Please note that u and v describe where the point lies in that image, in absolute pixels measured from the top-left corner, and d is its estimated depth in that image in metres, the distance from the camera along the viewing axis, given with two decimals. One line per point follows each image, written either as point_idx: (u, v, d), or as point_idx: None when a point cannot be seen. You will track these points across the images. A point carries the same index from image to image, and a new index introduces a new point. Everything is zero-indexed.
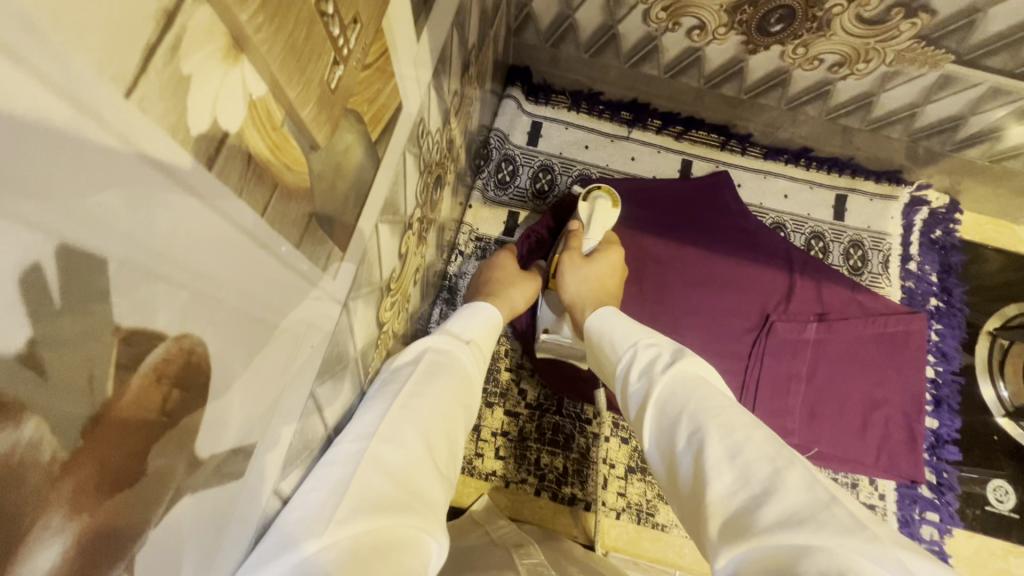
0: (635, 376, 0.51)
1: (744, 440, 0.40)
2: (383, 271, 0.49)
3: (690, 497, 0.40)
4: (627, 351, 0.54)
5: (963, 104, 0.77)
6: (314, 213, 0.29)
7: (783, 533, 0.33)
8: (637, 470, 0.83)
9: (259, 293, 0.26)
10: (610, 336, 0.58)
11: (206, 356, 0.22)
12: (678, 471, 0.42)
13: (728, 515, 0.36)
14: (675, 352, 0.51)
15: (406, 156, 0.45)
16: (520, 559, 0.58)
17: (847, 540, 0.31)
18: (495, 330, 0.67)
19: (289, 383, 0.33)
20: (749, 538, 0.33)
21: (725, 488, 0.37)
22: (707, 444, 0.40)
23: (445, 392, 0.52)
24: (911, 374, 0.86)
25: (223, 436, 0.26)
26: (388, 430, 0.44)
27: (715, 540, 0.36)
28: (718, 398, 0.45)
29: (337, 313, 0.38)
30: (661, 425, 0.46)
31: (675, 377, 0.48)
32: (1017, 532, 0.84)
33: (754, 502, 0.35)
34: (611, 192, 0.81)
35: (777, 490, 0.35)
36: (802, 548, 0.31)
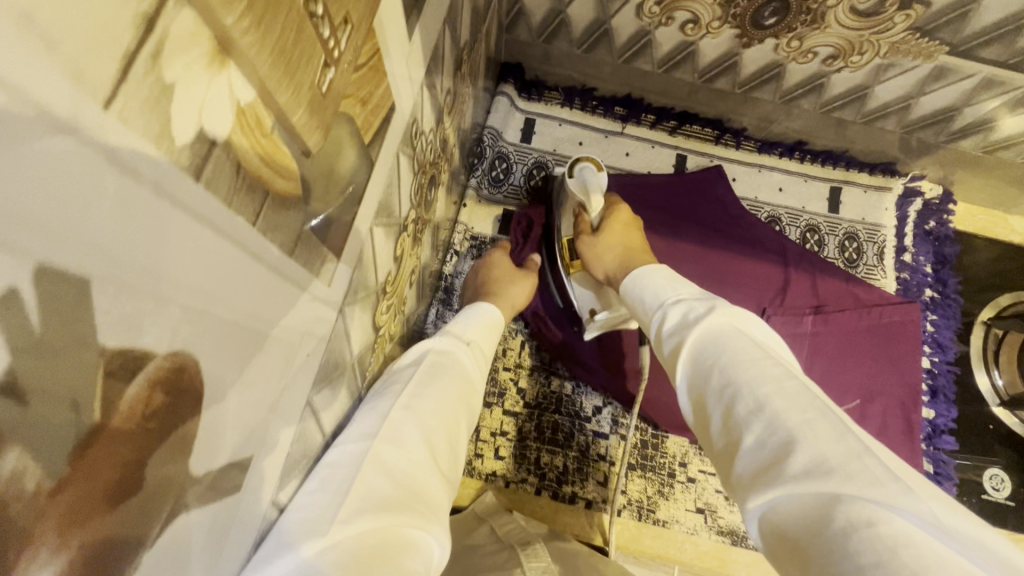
0: (665, 335, 0.49)
1: (777, 391, 0.38)
2: (379, 275, 0.48)
3: (722, 446, 0.40)
4: (655, 308, 0.52)
5: (956, 95, 0.77)
6: (307, 220, 0.29)
7: (813, 485, 0.32)
8: (637, 467, 0.83)
9: (250, 302, 0.25)
10: (640, 291, 0.55)
11: (197, 371, 0.22)
12: (709, 422, 0.42)
13: (757, 468, 0.36)
14: (709, 304, 0.47)
15: (399, 158, 0.44)
16: (527, 561, 0.57)
17: (879, 492, 0.31)
18: (497, 331, 0.67)
19: (284, 392, 0.32)
20: (778, 489, 0.34)
21: (754, 441, 0.37)
22: (737, 398, 0.40)
23: (447, 393, 0.51)
24: (907, 364, 0.87)
25: (218, 451, 0.26)
26: (390, 431, 0.44)
27: (745, 492, 0.36)
28: (751, 347, 0.42)
29: (333, 319, 0.38)
30: (691, 374, 0.45)
31: (705, 328, 0.45)
32: (1013, 519, 0.85)
33: (782, 453, 0.35)
34: (593, 159, 0.76)
35: (806, 442, 0.34)
36: (832, 501, 0.31)
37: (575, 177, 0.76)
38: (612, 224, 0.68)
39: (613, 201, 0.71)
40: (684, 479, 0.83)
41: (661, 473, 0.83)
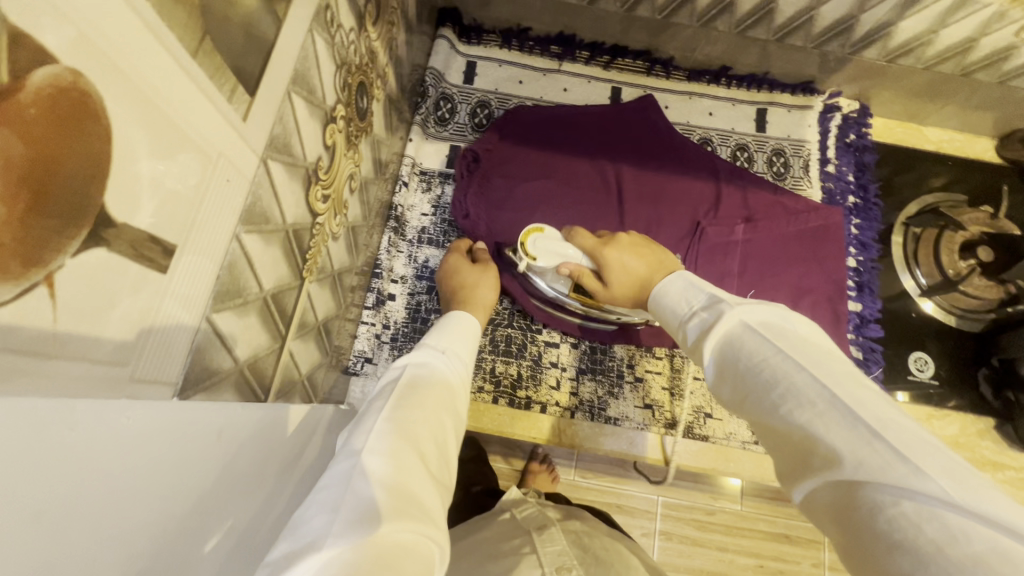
0: (689, 339, 0.52)
1: (786, 387, 0.39)
2: (308, 154, 0.52)
3: (758, 431, 0.42)
4: (682, 315, 0.54)
5: (851, 3, 0.83)
6: (207, 32, 0.33)
7: (835, 474, 0.34)
8: (587, 371, 0.89)
9: (158, 80, 0.30)
10: (665, 303, 0.57)
11: (105, 111, 0.27)
12: (737, 411, 0.44)
13: (791, 462, 0.38)
14: (717, 310, 0.49)
15: (313, 36, 0.49)
16: (542, 547, 0.67)
17: (898, 471, 0.32)
18: (472, 338, 0.70)
19: (203, 204, 0.36)
20: (807, 478, 0.36)
21: (781, 436, 0.39)
22: (755, 397, 0.42)
23: (429, 404, 0.53)
24: (833, 263, 0.94)
25: (140, 211, 0.30)
26: (379, 445, 0.44)
27: (786, 478, 0.39)
28: (761, 343, 0.43)
29: (255, 165, 0.43)
30: (716, 372, 0.46)
31: (721, 334, 0.47)
32: (938, 396, 0.92)
33: (806, 445, 0.37)
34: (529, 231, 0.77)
35: (821, 433, 0.36)
36: (853, 486, 0.33)
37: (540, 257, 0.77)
38: (615, 267, 0.70)
39: (596, 249, 0.73)
40: (632, 379, 0.89)
41: (610, 375, 0.89)
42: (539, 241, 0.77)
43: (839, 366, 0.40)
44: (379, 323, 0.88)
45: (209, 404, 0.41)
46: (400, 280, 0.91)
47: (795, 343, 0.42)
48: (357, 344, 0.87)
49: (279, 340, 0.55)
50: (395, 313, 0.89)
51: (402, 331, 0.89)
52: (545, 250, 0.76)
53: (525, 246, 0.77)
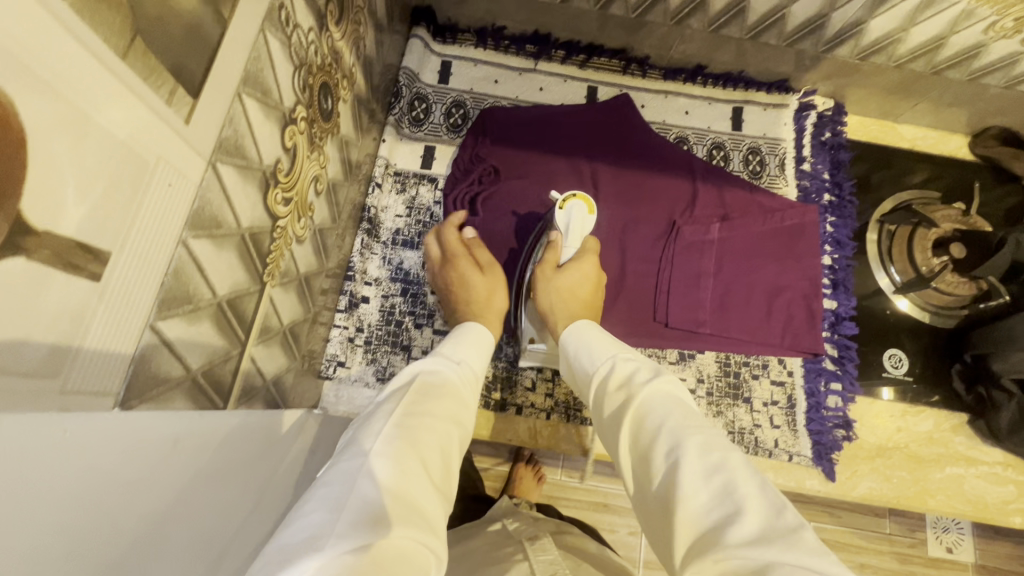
0: (609, 394, 0.58)
1: (719, 463, 0.45)
2: (264, 156, 0.51)
3: (665, 506, 0.45)
4: (603, 364, 0.61)
5: (821, 1, 0.83)
6: (138, 31, 0.32)
7: (752, 548, 0.38)
8: (562, 372, 0.88)
9: (79, 80, 0.29)
10: (587, 355, 0.64)
11: (17, 113, 0.25)
12: (653, 490, 0.48)
13: (705, 529, 0.41)
14: (654, 372, 0.58)
15: (266, 36, 0.48)
16: (536, 556, 0.69)
17: (805, 546, 0.37)
18: (485, 348, 0.69)
19: (141, 210, 0.36)
20: (717, 548, 0.39)
21: (702, 506, 0.43)
22: (681, 463, 0.46)
23: (438, 412, 0.52)
24: (808, 261, 0.94)
25: (63, 217, 0.29)
26: (388, 449, 0.44)
27: (683, 549, 0.42)
28: (697, 423, 0.50)
29: (202, 168, 0.42)
30: (639, 447, 0.51)
31: (651, 402, 0.54)
32: (912, 392, 0.93)
33: (726, 520, 0.41)
34: (587, 198, 0.82)
35: (746, 512, 0.41)
36: (766, 562, 0.37)
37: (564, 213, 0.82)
38: (570, 274, 0.77)
39: (585, 249, 0.80)
40: None
41: None
42: (572, 208, 0.81)
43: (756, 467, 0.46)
44: (352, 326, 0.87)
45: (154, 414, 0.40)
46: (374, 283, 0.90)
47: (722, 435, 0.49)
48: (329, 347, 0.86)
49: (239, 346, 0.54)
50: (369, 317, 0.88)
51: (376, 334, 0.88)
52: (570, 213, 0.81)
53: (568, 198, 0.82)
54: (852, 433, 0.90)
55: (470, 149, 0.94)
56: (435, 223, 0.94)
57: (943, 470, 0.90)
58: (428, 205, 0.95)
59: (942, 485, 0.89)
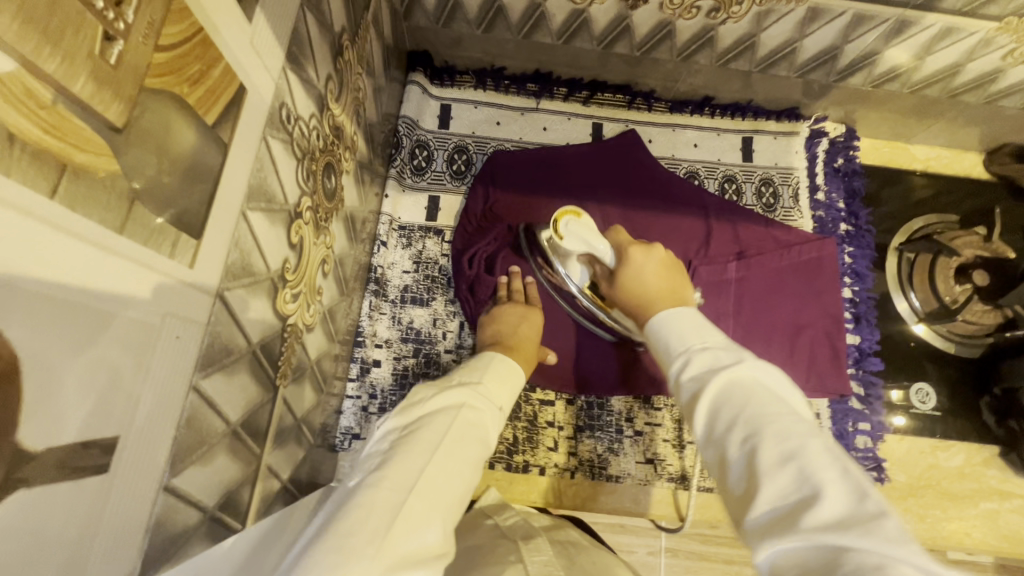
0: (684, 381, 0.47)
1: (802, 447, 0.37)
2: (271, 261, 0.48)
3: (738, 488, 0.38)
4: (680, 352, 0.50)
5: (835, 34, 0.80)
6: (138, 195, 0.29)
7: (826, 535, 0.31)
8: (585, 428, 0.85)
9: (76, 275, 0.26)
10: (664, 338, 0.53)
11: (4, 344, 0.22)
12: (728, 476, 0.40)
13: (772, 517, 0.34)
14: (734, 355, 0.46)
15: (268, 140, 0.44)
16: (530, 556, 0.56)
17: (884, 535, 0.30)
18: (514, 379, 0.64)
19: (149, 376, 0.32)
20: (790, 534, 0.32)
21: (777, 491, 0.35)
22: (759, 448, 0.38)
23: (464, 448, 0.49)
24: (830, 297, 0.91)
25: (65, 426, 0.26)
26: (424, 485, 0.43)
27: (755, 535, 0.35)
28: (776, 405, 0.41)
29: (210, 304, 0.38)
30: (710, 426, 0.43)
31: (728, 379, 0.44)
32: (941, 428, 0.91)
33: (803, 505, 0.34)
34: (568, 210, 0.69)
35: (825, 497, 0.33)
36: (841, 549, 0.30)
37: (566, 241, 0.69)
38: (630, 274, 0.65)
39: (624, 246, 0.68)
40: (631, 433, 0.86)
41: (609, 431, 0.85)
42: (572, 226, 0.68)
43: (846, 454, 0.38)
44: (364, 394, 0.84)
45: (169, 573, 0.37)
46: (384, 344, 0.87)
47: (806, 419, 0.41)
48: (343, 419, 0.83)
49: (254, 461, 0.51)
50: (382, 381, 0.85)
51: (390, 399, 0.85)
52: (575, 236, 0.68)
53: (557, 224, 0.69)
54: (885, 475, 0.88)
55: (474, 207, 0.91)
56: (444, 277, 0.91)
57: (977, 505, 0.88)
58: (435, 258, 0.92)
59: (977, 522, 0.87)
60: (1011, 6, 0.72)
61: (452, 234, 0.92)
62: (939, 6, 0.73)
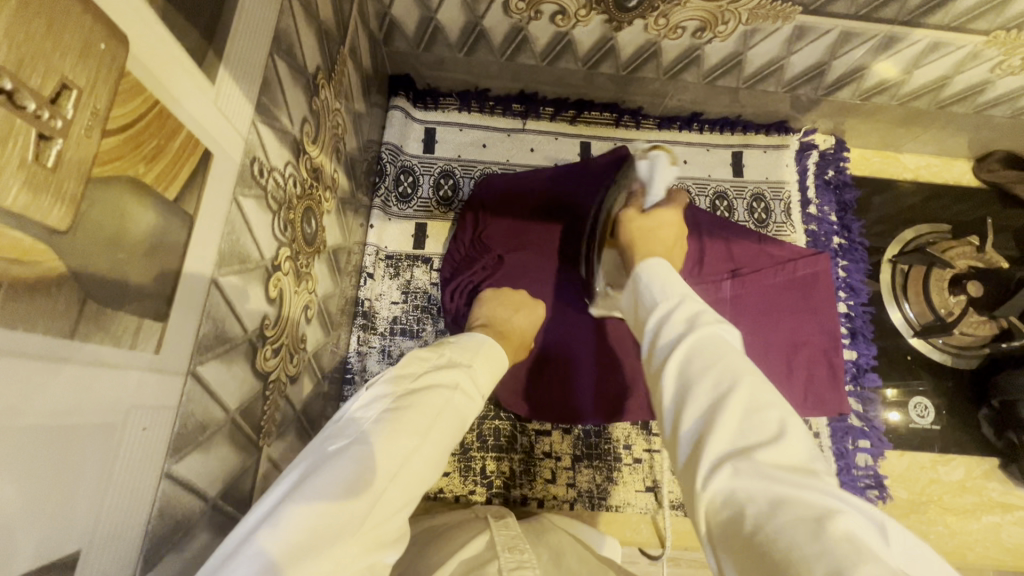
0: (663, 328, 0.44)
1: (766, 403, 0.36)
2: (249, 322, 0.46)
3: (692, 431, 0.37)
4: (669, 300, 0.46)
5: (822, 51, 0.79)
6: (91, 294, 0.27)
7: (783, 482, 0.31)
8: (583, 458, 0.84)
9: (18, 398, 0.23)
10: (650, 285, 0.49)
11: None
12: (681, 417, 0.38)
13: (727, 462, 0.34)
14: (722, 311, 0.44)
15: (239, 200, 0.42)
16: (497, 529, 0.56)
17: (824, 485, 0.31)
18: (496, 366, 0.58)
19: (112, 478, 0.30)
20: (749, 475, 0.32)
21: (736, 440, 0.35)
22: (727, 397, 0.37)
23: (443, 438, 0.45)
24: (826, 312, 0.89)
25: (15, 559, 0.24)
26: (403, 471, 0.40)
27: (708, 475, 0.34)
28: (746, 362, 0.40)
29: (181, 383, 0.36)
30: (675, 372, 0.40)
31: (705, 334, 0.41)
32: (941, 442, 0.90)
33: (759, 454, 0.33)
34: (672, 153, 0.72)
35: (778, 451, 0.33)
36: (789, 498, 0.30)
37: (644, 161, 0.72)
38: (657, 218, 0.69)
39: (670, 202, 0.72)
40: (630, 460, 0.84)
41: (607, 460, 0.84)
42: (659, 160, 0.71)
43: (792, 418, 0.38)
44: None
45: None
46: None
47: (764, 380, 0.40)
48: None
49: None
50: None
51: None
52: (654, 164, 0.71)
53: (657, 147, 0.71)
54: (886, 493, 0.86)
55: (466, 241, 0.88)
56: (434, 306, 0.89)
57: (979, 519, 0.87)
58: (424, 288, 0.90)
59: (980, 536, 0.86)
60: (999, 21, 0.71)
61: (441, 262, 0.90)
62: (926, 22, 0.72)
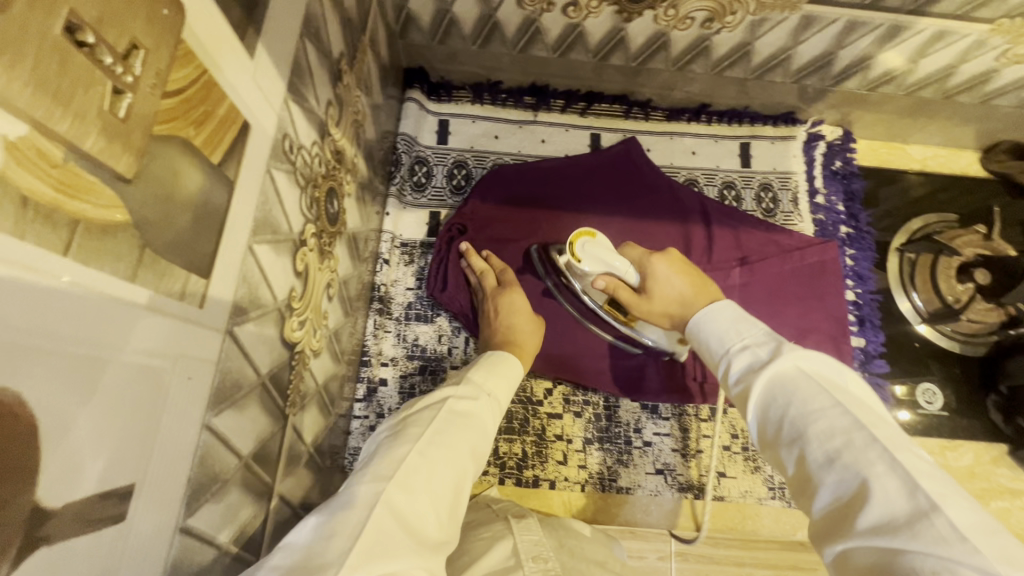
0: (731, 383, 0.47)
1: (845, 445, 0.37)
2: (278, 290, 0.48)
3: (799, 491, 0.39)
4: (722, 354, 0.49)
5: (829, 40, 0.81)
6: (149, 243, 0.29)
7: (883, 540, 0.32)
8: (594, 440, 0.85)
9: (93, 330, 0.26)
10: (704, 336, 0.52)
11: (25, 406, 0.22)
12: (786, 471, 0.41)
13: (831, 519, 0.36)
14: (773, 348, 0.45)
15: (272, 173, 0.44)
16: (520, 534, 0.57)
17: (931, 536, 0.31)
18: (510, 380, 0.61)
19: (163, 420, 0.32)
20: (847, 538, 0.34)
21: (831, 492, 0.36)
22: (810, 452, 0.38)
23: (456, 443, 0.48)
24: (833, 300, 0.90)
25: (83, 480, 0.26)
26: (406, 469, 0.43)
27: (820, 536, 0.36)
28: (819, 396, 0.40)
29: (220, 341, 0.38)
30: (763, 428, 0.43)
31: (770, 382, 0.43)
32: (950, 428, 0.91)
33: (855, 507, 0.35)
34: (580, 231, 0.72)
35: (871, 501, 0.34)
36: (895, 553, 0.31)
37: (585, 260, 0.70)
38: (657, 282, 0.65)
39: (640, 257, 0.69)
40: (640, 444, 0.85)
41: (618, 443, 0.85)
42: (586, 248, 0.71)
43: (897, 432, 0.38)
44: (372, 414, 0.84)
45: None
46: (390, 363, 0.87)
47: (855, 402, 0.40)
48: (351, 440, 0.83)
49: (266, 492, 0.51)
50: (389, 399, 0.85)
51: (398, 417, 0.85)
52: (592, 254, 0.70)
53: (573, 246, 0.71)
54: None
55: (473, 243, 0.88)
56: None
57: (988, 504, 0.88)
58: None
59: None
60: (1003, 9, 0.73)
61: None
62: (931, 10, 0.74)
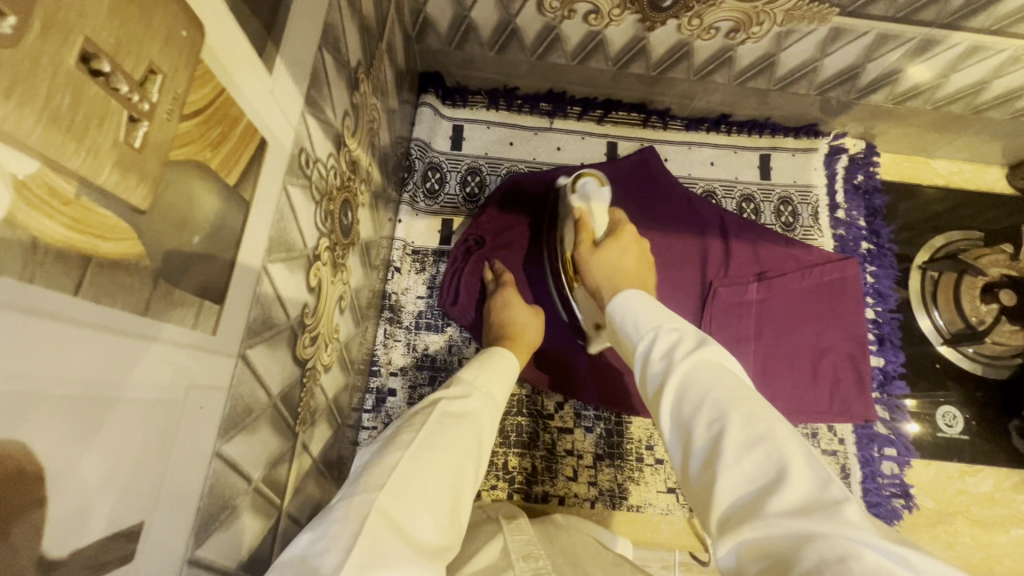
0: (652, 364, 0.44)
1: (767, 430, 0.34)
2: (291, 307, 0.46)
3: (699, 485, 0.35)
4: (647, 334, 0.46)
5: (857, 53, 0.79)
6: (163, 273, 0.28)
7: (791, 522, 0.29)
8: (604, 456, 0.84)
9: (104, 370, 0.25)
10: (629, 322, 0.49)
11: (31, 457, 0.21)
12: (689, 462, 0.37)
13: (735, 506, 0.32)
14: (698, 338, 0.43)
15: (288, 189, 0.43)
16: (510, 534, 0.55)
17: (838, 518, 0.28)
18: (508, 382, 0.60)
19: (173, 453, 0.31)
20: (754, 521, 0.30)
21: (742, 477, 0.33)
22: (725, 433, 0.35)
23: (454, 445, 0.45)
24: (853, 319, 0.88)
25: (90, 525, 0.25)
26: (400, 476, 0.40)
27: (718, 529, 0.32)
28: (739, 386, 0.38)
29: (232, 366, 0.37)
30: (676, 415, 0.39)
31: (692, 367, 0.40)
32: (970, 451, 0.89)
33: (764, 492, 0.31)
34: (594, 174, 0.75)
35: (784, 485, 0.31)
36: (805, 537, 0.28)
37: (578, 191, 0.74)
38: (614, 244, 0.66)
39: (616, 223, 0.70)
40: (651, 461, 0.84)
41: (629, 460, 0.84)
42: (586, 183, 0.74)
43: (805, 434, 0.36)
44: (380, 424, 0.83)
45: None
46: (399, 372, 0.86)
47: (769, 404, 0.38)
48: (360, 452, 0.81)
49: (275, 512, 0.50)
50: (398, 410, 0.84)
51: None
52: (585, 189, 0.73)
53: (576, 179, 0.75)
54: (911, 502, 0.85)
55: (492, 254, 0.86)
56: None
57: (1008, 532, 0.85)
58: None
59: (1009, 549, 0.84)
60: None
61: None
62: (966, 25, 0.71)
